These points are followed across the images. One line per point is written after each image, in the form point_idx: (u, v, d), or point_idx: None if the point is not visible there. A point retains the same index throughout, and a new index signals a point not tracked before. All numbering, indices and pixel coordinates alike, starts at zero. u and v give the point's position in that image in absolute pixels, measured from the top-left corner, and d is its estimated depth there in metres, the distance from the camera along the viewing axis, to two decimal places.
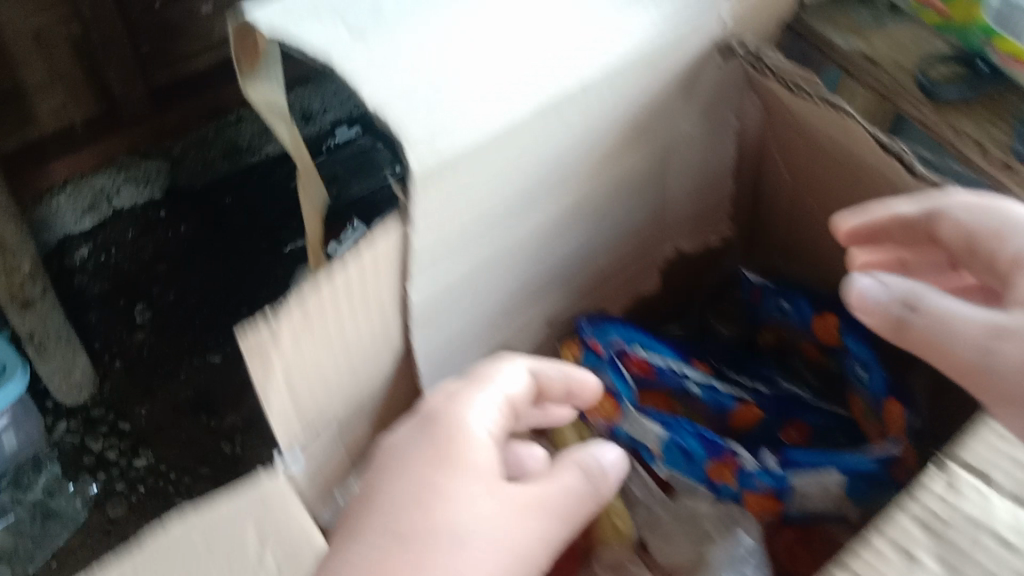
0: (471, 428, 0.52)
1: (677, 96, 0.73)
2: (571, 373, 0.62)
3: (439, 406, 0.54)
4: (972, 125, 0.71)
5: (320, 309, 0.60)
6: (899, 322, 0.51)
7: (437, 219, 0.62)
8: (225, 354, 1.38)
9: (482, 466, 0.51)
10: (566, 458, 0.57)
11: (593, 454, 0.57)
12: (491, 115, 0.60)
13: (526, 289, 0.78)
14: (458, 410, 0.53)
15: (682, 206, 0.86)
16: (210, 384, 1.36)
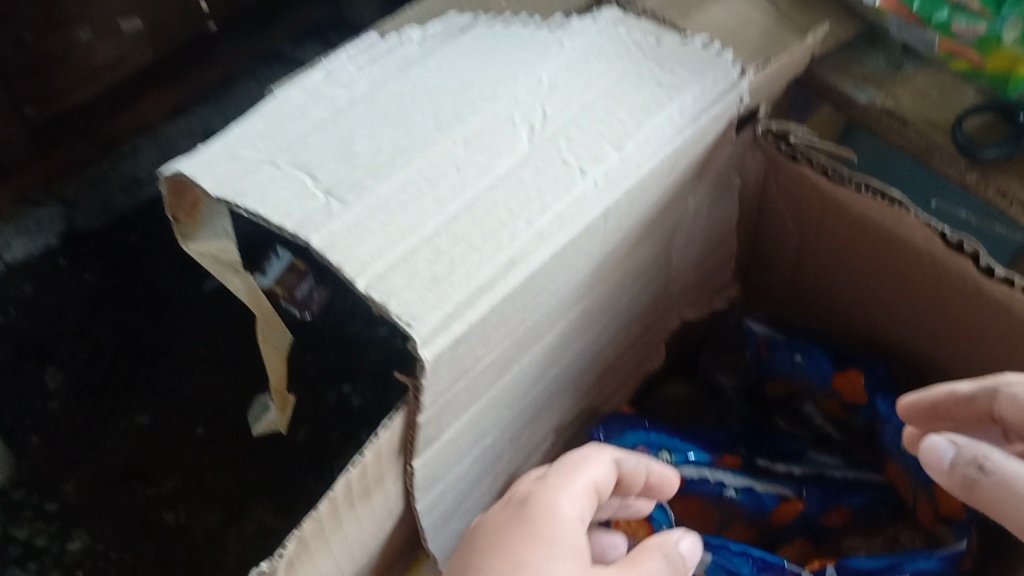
0: (560, 517, 0.48)
1: (692, 177, 0.63)
2: (655, 464, 0.54)
3: (534, 493, 0.50)
4: (1023, 185, 0.62)
5: (323, 528, 0.50)
6: (967, 481, 0.48)
7: (450, 392, 0.50)
8: (157, 415, 1.04)
9: (566, 550, 0.47)
10: (648, 543, 0.50)
11: (680, 543, 0.51)
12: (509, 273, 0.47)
13: (536, 409, 0.66)
14: (551, 497, 0.49)
15: (686, 275, 0.76)
16: (146, 449, 1.01)
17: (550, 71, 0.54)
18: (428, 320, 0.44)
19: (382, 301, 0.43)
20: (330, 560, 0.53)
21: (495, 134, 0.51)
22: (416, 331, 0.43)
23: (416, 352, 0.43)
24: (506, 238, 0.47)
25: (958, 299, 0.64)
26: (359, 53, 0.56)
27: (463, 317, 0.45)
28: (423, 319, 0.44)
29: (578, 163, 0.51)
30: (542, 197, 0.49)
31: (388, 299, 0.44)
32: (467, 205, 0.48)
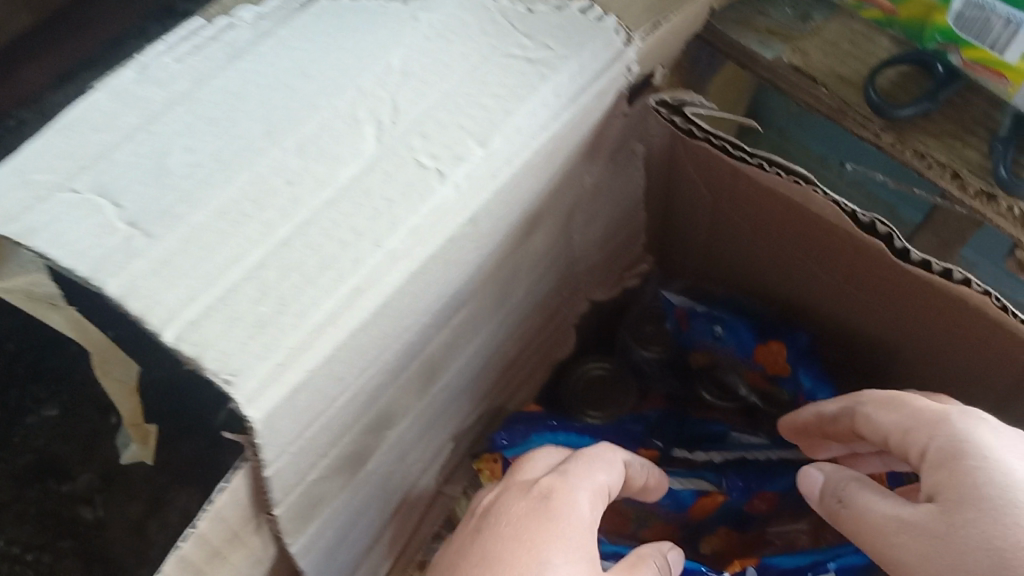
0: (581, 515, 0.49)
1: (581, 160, 0.57)
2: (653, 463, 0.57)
3: (557, 483, 0.51)
4: (940, 146, 0.57)
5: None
6: (834, 514, 0.51)
7: (303, 438, 0.45)
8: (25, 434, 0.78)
9: (588, 552, 0.48)
10: (640, 552, 0.53)
11: (669, 555, 0.53)
12: (356, 305, 0.41)
13: (425, 417, 0.60)
14: (574, 494, 0.50)
15: (592, 256, 0.70)
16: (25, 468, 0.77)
17: (402, 56, 0.46)
18: (254, 375, 0.38)
19: (195, 356, 0.37)
20: None
21: (334, 136, 0.44)
22: (238, 391, 0.37)
23: (239, 414, 0.38)
24: (349, 263, 0.41)
25: (883, 275, 0.59)
26: (178, 38, 0.47)
27: (298, 365, 0.39)
28: (248, 374, 0.38)
29: (436, 164, 0.44)
30: (392, 210, 0.42)
31: (204, 352, 0.37)
32: (301, 227, 0.41)
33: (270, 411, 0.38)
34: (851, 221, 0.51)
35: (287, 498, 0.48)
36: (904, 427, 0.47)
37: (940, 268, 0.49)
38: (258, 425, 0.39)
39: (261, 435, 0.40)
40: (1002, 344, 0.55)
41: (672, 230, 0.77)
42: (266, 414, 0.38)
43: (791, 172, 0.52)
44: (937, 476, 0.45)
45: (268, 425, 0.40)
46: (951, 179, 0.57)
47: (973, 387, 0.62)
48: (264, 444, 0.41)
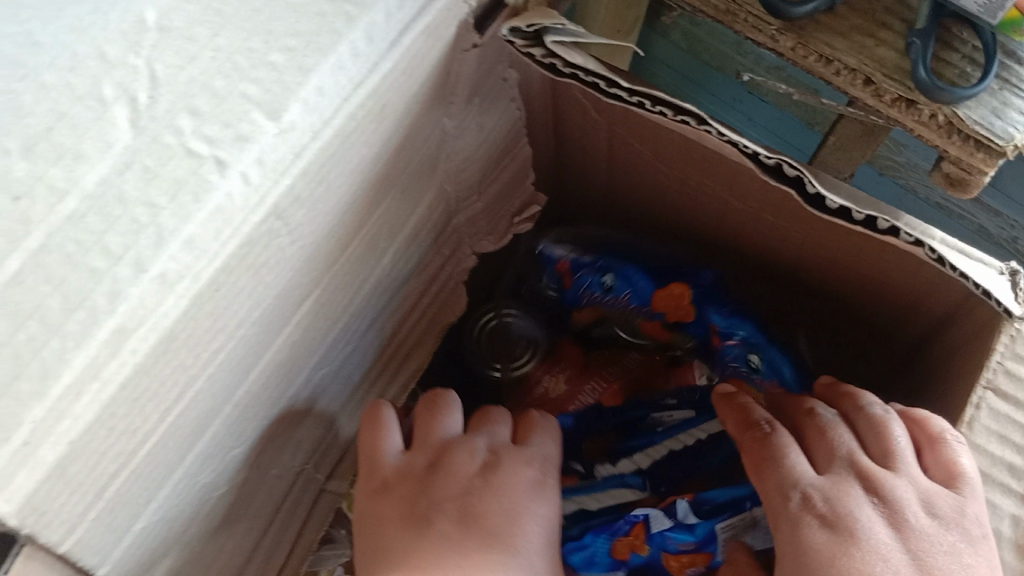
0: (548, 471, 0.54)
1: (428, 108, 0.48)
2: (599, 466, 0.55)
3: (541, 441, 0.56)
4: (847, 47, 0.49)
5: None
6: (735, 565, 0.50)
7: (105, 499, 0.36)
8: None
9: (549, 488, 0.52)
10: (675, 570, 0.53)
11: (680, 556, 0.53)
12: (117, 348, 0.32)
13: (292, 418, 0.52)
14: (551, 447, 0.56)
15: (472, 203, 0.62)
16: None
17: (157, 6, 0.37)
18: None
19: None
20: None
21: (74, 125, 0.34)
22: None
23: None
24: (104, 299, 0.32)
25: (795, 213, 0.54)
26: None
27: (52, 441, 0.31)
28: None
29: (212, 150, 0.35)
30: (156, 219, 0.33)
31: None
32: (36, 254, 0.31)
33: (26, 498, 0.30)
34: (755, 163, 0.44)
35: (107, 559, 0.39)
36: (763, 460, 0.48)
37: (863, 216, 0.43)
38: (14, 519, 0.30)
39: (28, 524, 0.31)
40: (933, 277, 0.50)
41: (564, 165, 0.69)
42: (22, 504, 0.30)
43: (677, 110, 0.45)
44: (818, 503, 0.44)
45: (35, 513, 0.31)
46: (863, 86, 0.49)
47: (923, 312, 0.56)
48: (37, 530, 0.32)
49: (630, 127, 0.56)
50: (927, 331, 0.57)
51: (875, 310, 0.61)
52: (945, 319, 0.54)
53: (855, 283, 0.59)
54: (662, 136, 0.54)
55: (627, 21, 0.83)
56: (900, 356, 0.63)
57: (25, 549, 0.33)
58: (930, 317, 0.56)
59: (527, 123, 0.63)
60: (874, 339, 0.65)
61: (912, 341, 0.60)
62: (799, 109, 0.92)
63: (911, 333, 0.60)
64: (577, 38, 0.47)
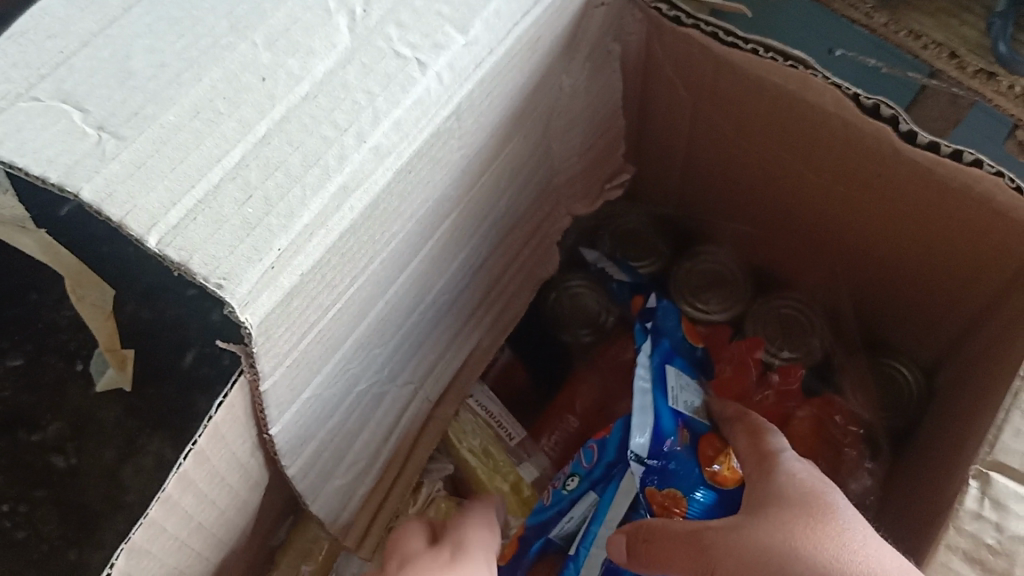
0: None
1: (559, 58, 0.54)
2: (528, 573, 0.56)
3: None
4: (935, 25, 0.56)
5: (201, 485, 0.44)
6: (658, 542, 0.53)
7: (298, 351, 0.44)
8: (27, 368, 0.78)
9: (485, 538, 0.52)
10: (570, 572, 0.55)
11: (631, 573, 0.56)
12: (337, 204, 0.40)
13: (415, 333, 0.58)
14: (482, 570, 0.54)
15: (572, 162, 0.67)
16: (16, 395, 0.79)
17: None
18: (246, 278, 0.37)
19: (183, 260, 0.36)
20: (209, 527, 0.49)
21: (306, 29, 0.42)
22: (230, 295, 0.37)
23: (235, 318, 0.37)
24: (334, 160, 0.40)
25: (871, 180, 0.60)
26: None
27: (291, 268, 0.39)
28: (239, 276, 0.37)
29: (415, 54, 0.42)
30: (373, 102, 0.41)
31: (191, 256, 0.36)
32: (278, 123, 0.40)
33: (266, 313, 0.38)
34: (854, 103, 0.52)
35: (283, 416, 0.46)
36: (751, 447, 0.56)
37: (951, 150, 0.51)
38: (254, 330, 0.38)
39: (259, 342, 0.39)
40: (1002, 240, 0.56)
41: (647, 146, 0.76)
42: (262, 317, 0.38)
43: (787, 56, 0.53)
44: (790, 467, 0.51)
45: (264, 333, 0.39)
46: (949, 59, 0.55)
47: (986, 281, 0.62)
48: (260, 354, 0.40)
49: (725, 100, 0.63)
50: (988, 302, 0.64)
51: (940, 283, 0.67)
52: (1004, 285, 0.60)
53: (921, 253, 0.65)
54: (754, 103, 0.61)
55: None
56: (962, 326, 0.68)
57: (241, 377, 0.42)
58: (995, 283, 0.61)
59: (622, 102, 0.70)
60: (936, 312, 0.70)
61: (972, 313, 0.66)
62: None
63: (971, 305, 0.66)
64: None
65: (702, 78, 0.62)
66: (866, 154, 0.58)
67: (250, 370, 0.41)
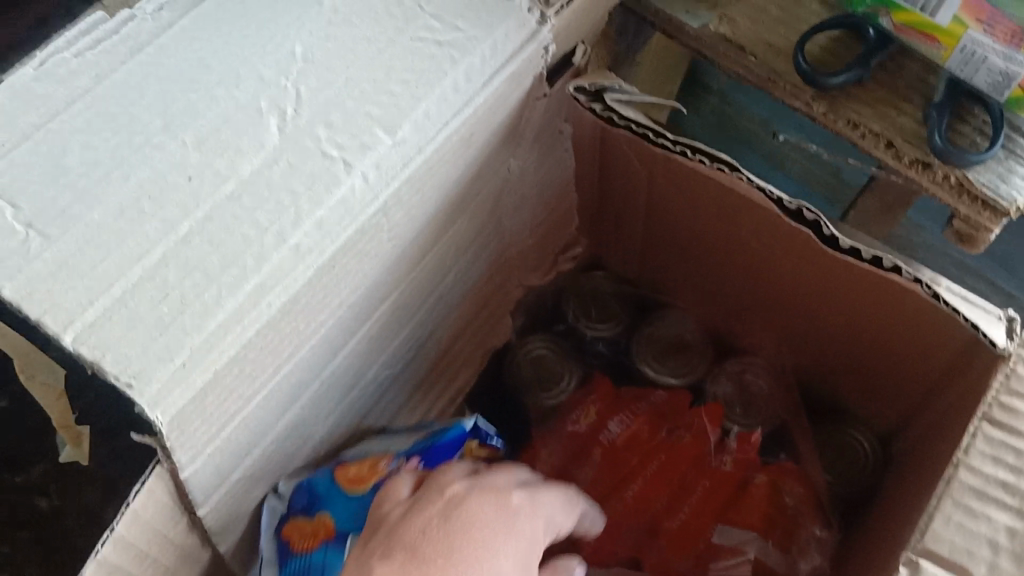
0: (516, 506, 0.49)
1: (503, 146, 0.55)
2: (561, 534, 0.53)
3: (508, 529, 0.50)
4: (873, 115, 0.57)
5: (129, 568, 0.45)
6: None
7: (219, 439, 0.44)
8: None
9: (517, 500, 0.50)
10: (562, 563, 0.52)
11: None
12: (252, 303, 0.40)
13: (354, 405, 0.59)
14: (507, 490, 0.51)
15: (523, 238, 0.69)
16: None
17: (305, 42, 0.45)
18: (154, 378, 0.37)
19: (95, 359, 0.37)
20: None
21: (238, 129, 0.43)
22: (139, 395, 0.37)
23: (144, 417, 0.37)
24: (252, 261, 0.40)
25: (814, 259, 0.61)
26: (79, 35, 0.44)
27: (202, 367, 0.39)
28: (149, 374, 0.37)
29: (342, 155, 0.43)
30: (296, 203, 0.41)
31: (103, 355, 0.37)
32: (201, 222, 0.40)
33: (176, 411, 0.38)
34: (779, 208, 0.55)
35: (211, 498, 0.47)
36: None
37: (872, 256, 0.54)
38: (165, 427, 0.38)
39: (171, 437, 0.40)
40: (939, 322, 0.57)
41: (606, 217, 0.77)
42: (172, 415, 0.38)
43: (716, 159, 0.54)
44: None
45: (176, 428, 0.39)
46: (885, 149, 0.56)
47: (932, 358, 0.62)
48: (175, 445, 0.40)
49: (673, 179, 0.64)
50: (934, 378, 0.64)
51: (890, 354, 0.67)
52: (949, 364, 0.60)
53: (870, 328, 0.66)
54: (699, 183, 0.62)
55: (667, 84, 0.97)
56: (910, 401, 0.69)
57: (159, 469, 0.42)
58: (937, 364, 0.62)
59: (572, 179, 0.72)
60: (889, 383, 0.70)
61: (921, 387, 0.66)
62: (821, 186, 1.05)
63: (920, 380, 0.66)
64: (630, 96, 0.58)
65: (650, 158, 0.63)
66: (805, 239, 0.59)
67: (167, 460, 0.42)
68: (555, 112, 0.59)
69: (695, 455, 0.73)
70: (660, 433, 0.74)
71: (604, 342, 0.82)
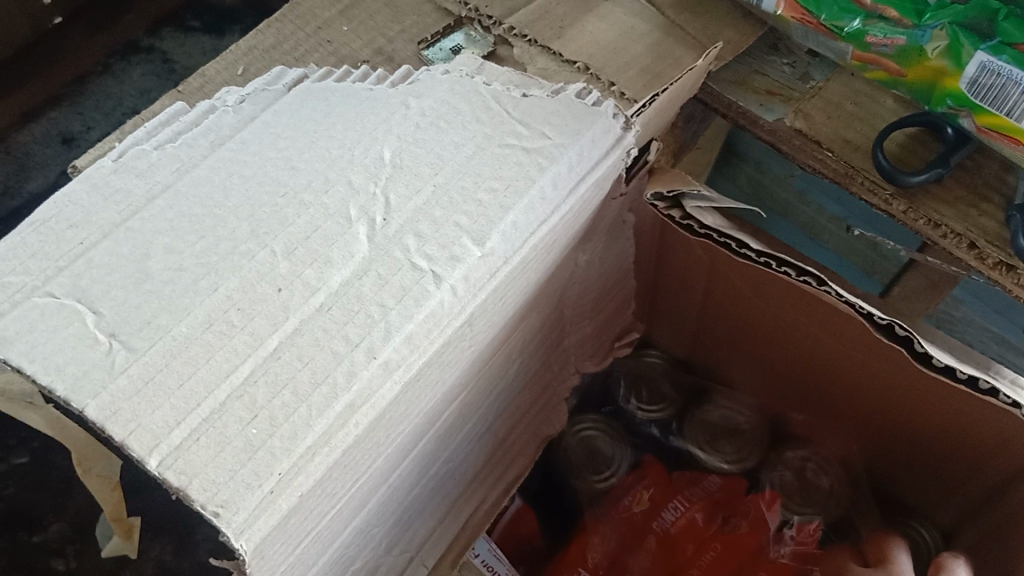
0: None
1: (575, 244, 0.55)
2: None
3: None
4: (954, 215, 0.56)
5: None
6: None
7: (294, 554, 0.43)
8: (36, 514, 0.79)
9: None
10: None
11: None
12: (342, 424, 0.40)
13: (415, 503, 0.58)
14: None
15: (579, 326, 0.69)
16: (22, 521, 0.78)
17: (392, 146, 0.47)
18: (242, 507, 0.37)
19: (181, 486, 0.36)
20: None
21: (326, 237, 0.43)
22: (226, 523, 0.36)
23: (229, 546, 0.37)
24: (342, 379, 0.40)
25: (886, 359, 0.60)
26: (160, 127, 0.48)
27: (290, 490, 0.38)
28: (236, 504, 0.37)
29: (431, 266, 0.44)
30: (386, 317, 0.42)
31: (190, 481, 0.36)
32: (290, 336, 0.40)
33: (260, 540, 0.38)
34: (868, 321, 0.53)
35: None
36: None
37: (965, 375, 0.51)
38: (247, 554, 0.38)
39: (250, 562, 0.39)
40: (1015, 427, 0.55)
41: (663, 298, 0.75)
42: (255, 543, 0.37)
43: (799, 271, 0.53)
44: None
45: (259, 553, 0.38)
46: (968, 249, 0.56)
47: (1003, 463, 0.60)
48: (254, 570, 0.39)
49: (737, 270, 0.63)
50: (1004, 481, 0.62)
51: (955, 455, 0.64)
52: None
53: (935, 430, 0.64)
54: (767, 278, 0.61)
55: (701, 164, 0.94)
56: (976, 498, 0.67)
57: None
58: (1007, 467, 0.60)
59: (633, 263, 0.70)
60: (954, 479, 0.68)
61: (989, 488, 0.64)
62: (860, 259, 1.02)
63: (987, 481, 0.64)
64: (711, 202, 0.57)
65: (715, 250, 0.62)
66: (880, 343, 0.57)
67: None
68: (621, 212, 0.59)
69: (753, 547, 0.69)
70: (717, 523, 0.71)
71: (658, 424, 0.80)
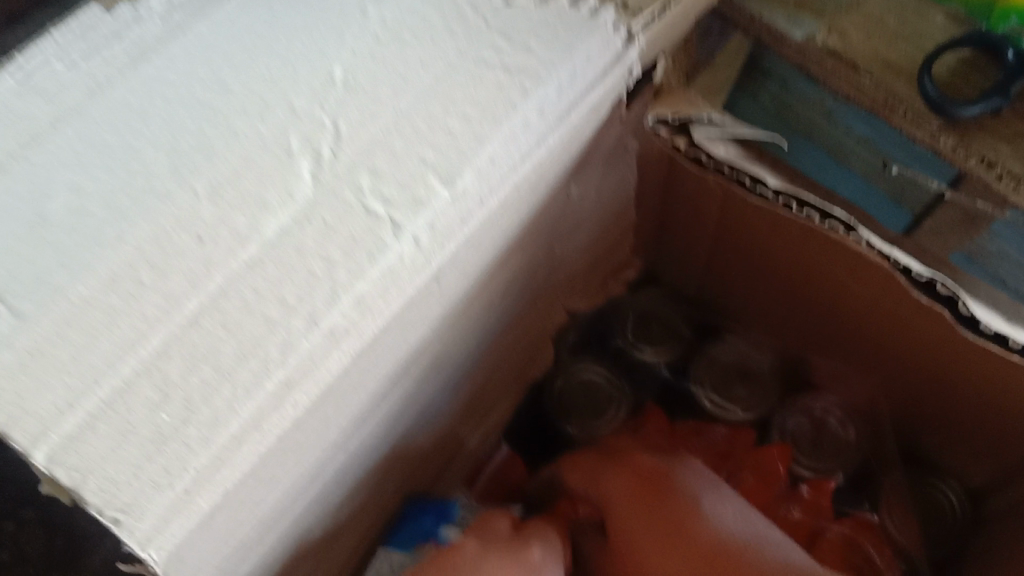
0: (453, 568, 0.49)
1: (567, 176, 0.48)
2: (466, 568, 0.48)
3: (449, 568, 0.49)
4: (1013, 152, 0.49)
5: None
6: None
7: (232, 543, 0.37)
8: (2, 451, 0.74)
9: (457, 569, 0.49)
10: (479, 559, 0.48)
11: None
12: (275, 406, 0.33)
13: (385, 462, 0.52)
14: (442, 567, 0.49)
15: (572, 259, 0.62)
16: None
17: (345, 62, 0.40)
18: (147, 513, 0.30)
19: (75, 485, 0.30)
20: None
21: (260, 176, 0.37)
22: (127, 533, 0.30)
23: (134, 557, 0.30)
24: (277, 350, 0.33)
25: (918, 316, 0.52)
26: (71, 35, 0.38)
27: (209, 489, 0.32)
28: (139, 508, 0.30)
29: (389, 212, 0.36)
30: (333, 276, 0.35)
31: (84, 479, 0.30)
32: (214, 297, 0.34)
33: (173, 548, 0.31)
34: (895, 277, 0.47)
35: None
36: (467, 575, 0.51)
37: None
38: (161, 565, 0.31)
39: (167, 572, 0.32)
40: None
41: (670, 233, 0.68)
42: (168, 553, 0.31)
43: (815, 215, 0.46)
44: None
45: (177, 559, 0.32)
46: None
47: None
48: None
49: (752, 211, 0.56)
50: None
51: (993, 420, 0.57)
52: None
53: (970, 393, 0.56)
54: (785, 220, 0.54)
55: None
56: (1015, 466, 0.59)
57: None
58: None
59: (635, 195, 0.63)
60: (989, 445, 0.60)
61: None
62: None
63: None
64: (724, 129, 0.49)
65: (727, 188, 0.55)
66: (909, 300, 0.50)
67: None
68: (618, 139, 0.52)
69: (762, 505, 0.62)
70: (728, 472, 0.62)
71: (665, 368, 0.73)
